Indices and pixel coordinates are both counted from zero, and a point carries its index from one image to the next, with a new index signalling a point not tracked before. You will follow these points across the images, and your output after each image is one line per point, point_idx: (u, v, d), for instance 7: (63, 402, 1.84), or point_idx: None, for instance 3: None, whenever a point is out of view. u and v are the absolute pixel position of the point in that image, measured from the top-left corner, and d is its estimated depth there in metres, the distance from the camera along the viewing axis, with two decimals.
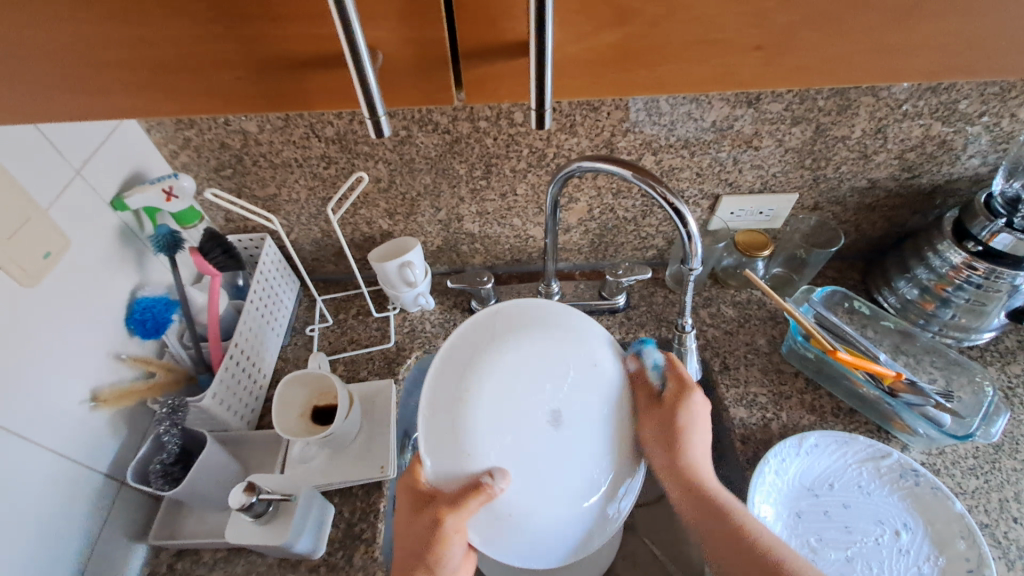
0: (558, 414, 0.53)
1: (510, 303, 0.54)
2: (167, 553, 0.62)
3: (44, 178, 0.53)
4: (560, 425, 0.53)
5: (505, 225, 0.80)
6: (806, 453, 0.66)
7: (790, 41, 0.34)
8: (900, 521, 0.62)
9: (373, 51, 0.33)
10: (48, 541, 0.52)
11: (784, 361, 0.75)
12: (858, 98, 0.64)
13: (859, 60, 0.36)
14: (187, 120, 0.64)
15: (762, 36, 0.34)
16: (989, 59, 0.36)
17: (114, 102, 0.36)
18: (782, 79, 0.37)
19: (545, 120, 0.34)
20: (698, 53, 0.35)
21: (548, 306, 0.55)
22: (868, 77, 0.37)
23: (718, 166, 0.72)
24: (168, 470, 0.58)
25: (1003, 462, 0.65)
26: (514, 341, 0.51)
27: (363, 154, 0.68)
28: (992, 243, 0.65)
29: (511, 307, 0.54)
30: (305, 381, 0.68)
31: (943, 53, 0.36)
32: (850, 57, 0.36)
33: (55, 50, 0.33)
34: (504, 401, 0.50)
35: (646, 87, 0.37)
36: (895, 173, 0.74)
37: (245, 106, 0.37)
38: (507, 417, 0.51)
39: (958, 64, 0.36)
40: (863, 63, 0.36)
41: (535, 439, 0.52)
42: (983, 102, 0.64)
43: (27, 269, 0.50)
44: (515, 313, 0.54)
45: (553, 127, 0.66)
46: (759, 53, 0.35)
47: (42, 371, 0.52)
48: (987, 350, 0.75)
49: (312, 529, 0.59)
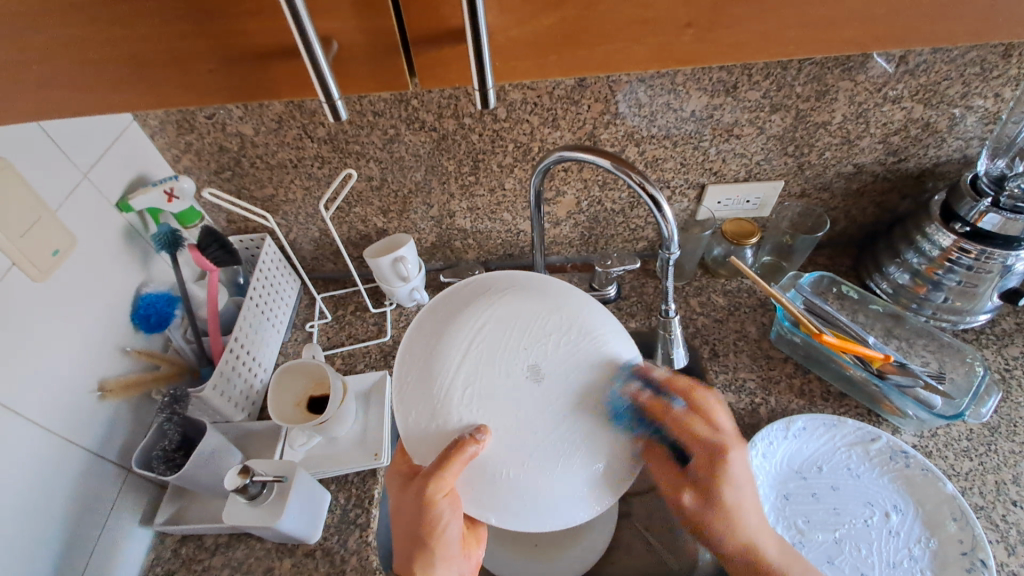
0: (551, 366, 0.46)
1: (482, 275, 0.55)
2: (171, 539, 0.65)
3: (53, 180, 0.56)
4: (554, 374, 0.46)
5: (496, 220, 0.82)
6: (794, 436, 0.66)
7: (720, 17, 0.36)
8: (890, 502, 0.61)
9: (329, 41, 0.35)
10: (60, 522, 0.55)
11: (773, 347, 0.76)
12: (835, 83, 0.64)
13: (792, 36, 0.38)
14: (187, 126, 0.67)
15: (690, 14, 0.36)
16: (913, 24, 0.37)
17: (97, 98, 0.38)
18: (721, 54, 0.38)
19: (490, 99, 0.37)
20: (631, 34, 0.36)
21: (513, 275, 0.54)
22: (804, 49, 0.39)
23: (701, 156, 0.73)
24: (170, 457, 0.60)
25: (1000, 444, 0.64)
26: (478, 302, 0.50)
27: (354, 154, 0.71)
28: (981, 225, 0.64)
29: (481, 277, 0.54)
30: (301, 371, 0.70)
31: (874, 20, 0.37)
32: (781, 32, 0.37)
33: (38, 52, 0.35)
34: (487, 369, 0.46)
35: (587, 67, 0.38)
36: (881, 157, 0.74)
37: (220, 97, 0.40)
38: (494, 378, 0.45)
39: (887, 30, 0.38)
40: (798, 38, 0.38)
41: (517, 394, 0.45)
42: (964, 83, 0.64)
43: (38, 266, 0.53)
44: (484, 279, 0.54)
45: (536, 121, 0.68)
46: (691, 30, 0.37)
47: (52, 361, 0.55)
48: (983, 333, 0.75)
49: (307, 513, 0.61)
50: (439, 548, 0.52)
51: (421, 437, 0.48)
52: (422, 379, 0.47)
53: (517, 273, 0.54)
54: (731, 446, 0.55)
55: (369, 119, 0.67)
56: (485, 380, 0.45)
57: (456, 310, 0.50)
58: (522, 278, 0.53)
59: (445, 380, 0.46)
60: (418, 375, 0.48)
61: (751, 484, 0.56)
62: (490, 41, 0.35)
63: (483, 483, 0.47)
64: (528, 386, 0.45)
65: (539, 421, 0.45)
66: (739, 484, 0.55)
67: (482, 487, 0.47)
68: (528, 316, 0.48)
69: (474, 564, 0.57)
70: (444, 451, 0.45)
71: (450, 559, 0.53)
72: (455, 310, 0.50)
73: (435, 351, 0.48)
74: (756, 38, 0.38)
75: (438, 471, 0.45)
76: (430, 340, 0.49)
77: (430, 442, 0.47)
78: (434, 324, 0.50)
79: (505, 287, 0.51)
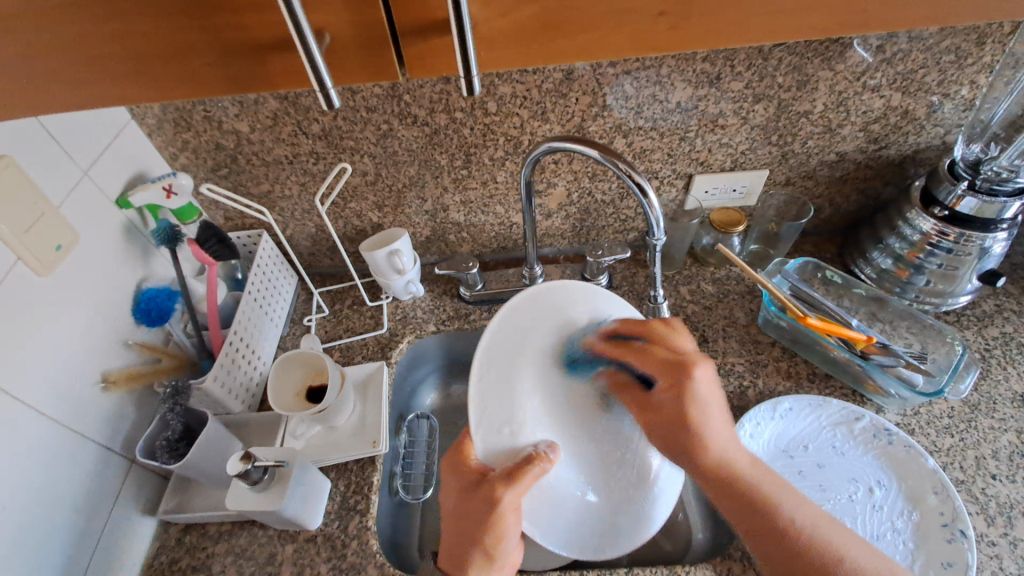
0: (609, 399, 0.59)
1: (557, 282, 0.61)
2: (175, 528, 0.66)
3: (56, 177, 0.58)
4: (611, 406, 0.59)
5: (489, 213, 0.84)
6: (781, 417, 0.68)
7: (692, 7, 0.38)
8: (874, 478, 0.63)
9: (322, 33, 0.37)
10: (67, 509, 0.56)
11: (761, 332, 0.78)
12: (815, 73, 0.66)
13: (762, 23, 0.40)
14: (184, 124, 0.69)
15: (663, 4, 0.37)
16: (874, 10, 0.39)
17: (103, 93, 0.40)
18: (694, 41, 0.40)
19: (475, 87, 0.38)
20: (608, 25, 0.38)
21: (586, 293, 0.61)
22: (770, 37, 0.41)
23: (688, 147, 0.75)
24: (174, 446, 0.62)
25: (979, 421, 0.66)
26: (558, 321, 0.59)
27: (348, 149, 0.72)
28: (958, 208, 0.66)
29: (559, 288, 0.60)
30: (299, 362, 0.72)
31: (837, 8, 0.39)
32: (751, 20, 0.39)
33: (41, 48, 0.37)
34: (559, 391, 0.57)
35: (568, 56, 0.40)
36: (862, 145, 0.76)
37: (221, 90, 0.42)
38: (564, 400, 0.57)
39: (850, 18, 0.39)
40: (767, 26, 0.40)
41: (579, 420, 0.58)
42: (940, 71, 0.66)
43: (41, 260, 0.55)
44: (563, 292, 0.60)
45: (526, 114, 0.70)
46: (664, 19, 0.38)
47: (57, 354, 0.56)
48: (965, 315, 0.77)
49: (309, 499, 0.63)
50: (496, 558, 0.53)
51: (493, 440, 0.53)
52: (505, 385, 0.54)
53: (588, 293, 0.62)
54: (693, 359, 0.58)
55: (362, 114, 0.68)
56: (556, 400, 0.57)
57: (541, 322, 0.58)
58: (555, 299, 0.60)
59: (526, 392, 0.55)
60: (501, 378, 0.54)
61: (717, 402, 0.57)
62: (473, 31, 0.36)
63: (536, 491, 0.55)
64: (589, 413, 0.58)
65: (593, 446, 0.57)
66: (705, 402, 0.56)
67: (543, 498, 0.54)
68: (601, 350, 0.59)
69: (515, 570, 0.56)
70: (519, 461, 0.52)
71: (502, 574, 0.54)
72: (540, 323, 0.58)
73: (519, 361, 0.56)
74: (729, 25, 0.40)
75: (514, 480, 0.51)
76: (517, 346, 0.56)
77: (501, 447, 0.53)
78: (519, 330, 0.57)
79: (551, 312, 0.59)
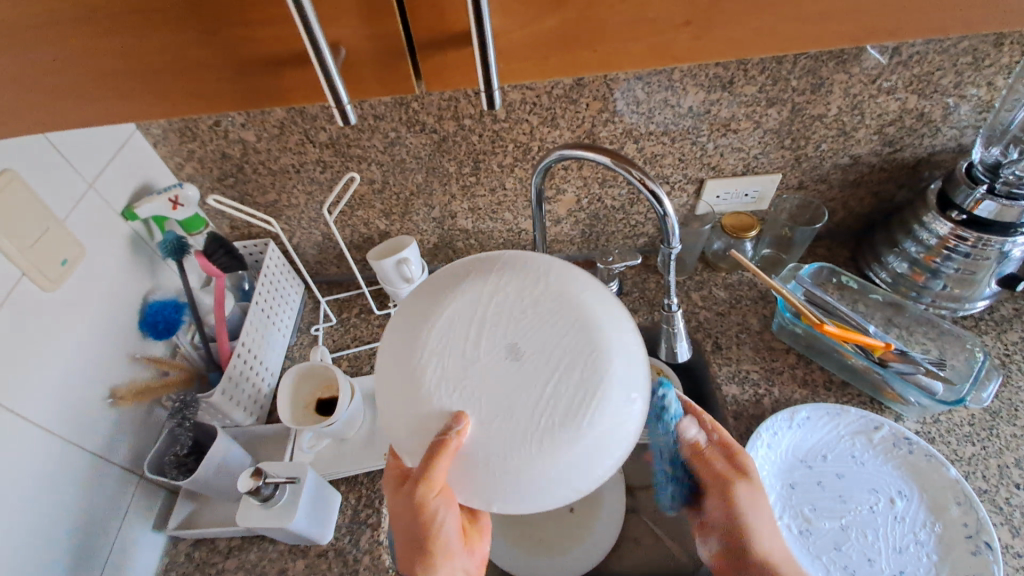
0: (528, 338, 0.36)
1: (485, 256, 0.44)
2: (184, 543, 0.65)
3: (61, 192, 0.57)
4: (536, 351, 0.36)
5: (497, 219, 0.83)
6: (798, 426, 0.67)
7: (717, 15, 0.37)
8: (895, 488, 0.62)
9: (337, 46, 0.36)
10: (75, 528, 0.55)
11: (775, 338, 0.77)
12: (830, 77, 0.65)
13: (785, 32, 0.39)
14: (189, 134, 0.68)
15: (689, 12, 0.36)
16: (900, 15, 0.38)
17: (110, 109, 0.39)
18: (717, 50, 0.39)
19: (495, 100, 0.37)
20: (630, 35, 0.37)
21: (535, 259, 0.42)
22: (797, 45, 0.40)
23: (700, 152, 0.74)
24: (183, 461, 0.61)
25: (1001, 429, 0.65)
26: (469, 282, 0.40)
27: (356, 157, 0.71)
28: (977, 212, 0.65)
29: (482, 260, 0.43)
30: (310, 374, 0.71)
31: (863, 14, 0.38)
32: (773, 29, 0.38)
33: (45, 61, 0.36)
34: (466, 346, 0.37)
35: (588, 66, 0.39)
36: (876, 148, 0.75)
37: (230, 104, 0.41)
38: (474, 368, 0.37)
39: (876, 23, 0.38)
40: (792, 34, 0.39)
41: (501, 377, 0.36)
42: (957, 73, 0.65)
43: (49, 276, 0.54)
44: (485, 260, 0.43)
45: (535, 120, 0.69)
46: (689, 28, 0.37)
47: (63, 370, 0.56)
48: (983, 320, 0.76)
49: (319, 514, 0.62)
50: (439, 551, 0.49)
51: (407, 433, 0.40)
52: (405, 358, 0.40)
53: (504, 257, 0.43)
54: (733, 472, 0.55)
55: (370, 122, 0.67)
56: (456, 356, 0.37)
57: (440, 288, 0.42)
58: (469, 266, 0.43)
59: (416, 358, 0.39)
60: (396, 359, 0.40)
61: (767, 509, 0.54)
62: (494, 43, 0.36)
63: (486, 479, 0.38)
64: (504, 368, 0.36)
65: (512, 412, 0.36)
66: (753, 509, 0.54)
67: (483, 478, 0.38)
68: (519, 297, 0.38)
69: (480, 558, 0.55)
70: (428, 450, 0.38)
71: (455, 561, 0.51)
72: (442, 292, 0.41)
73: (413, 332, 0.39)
74: (753, 33, 0.39)
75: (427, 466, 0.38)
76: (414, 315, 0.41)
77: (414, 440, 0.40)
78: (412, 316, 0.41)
79: (449, 284, 0.41)
